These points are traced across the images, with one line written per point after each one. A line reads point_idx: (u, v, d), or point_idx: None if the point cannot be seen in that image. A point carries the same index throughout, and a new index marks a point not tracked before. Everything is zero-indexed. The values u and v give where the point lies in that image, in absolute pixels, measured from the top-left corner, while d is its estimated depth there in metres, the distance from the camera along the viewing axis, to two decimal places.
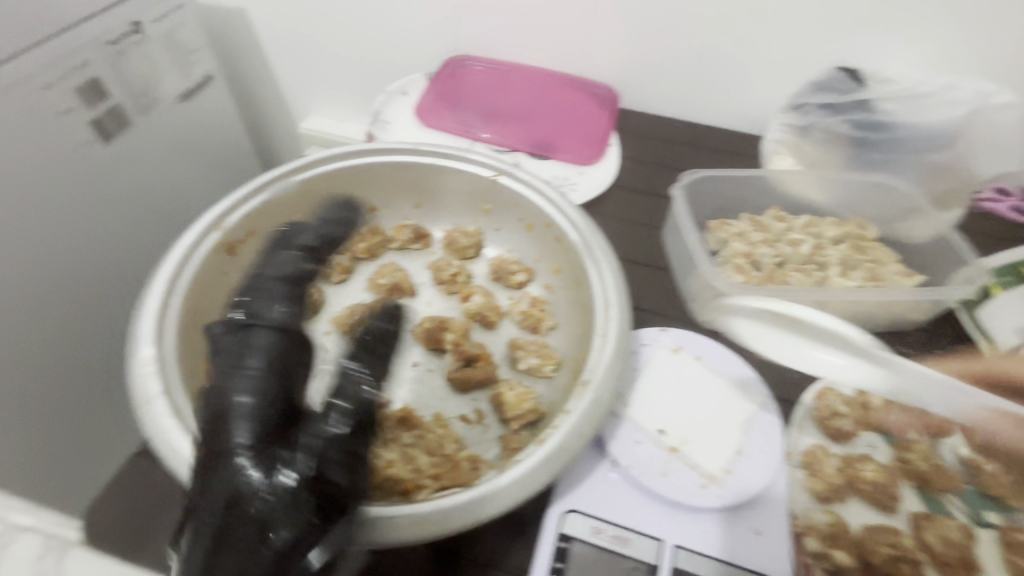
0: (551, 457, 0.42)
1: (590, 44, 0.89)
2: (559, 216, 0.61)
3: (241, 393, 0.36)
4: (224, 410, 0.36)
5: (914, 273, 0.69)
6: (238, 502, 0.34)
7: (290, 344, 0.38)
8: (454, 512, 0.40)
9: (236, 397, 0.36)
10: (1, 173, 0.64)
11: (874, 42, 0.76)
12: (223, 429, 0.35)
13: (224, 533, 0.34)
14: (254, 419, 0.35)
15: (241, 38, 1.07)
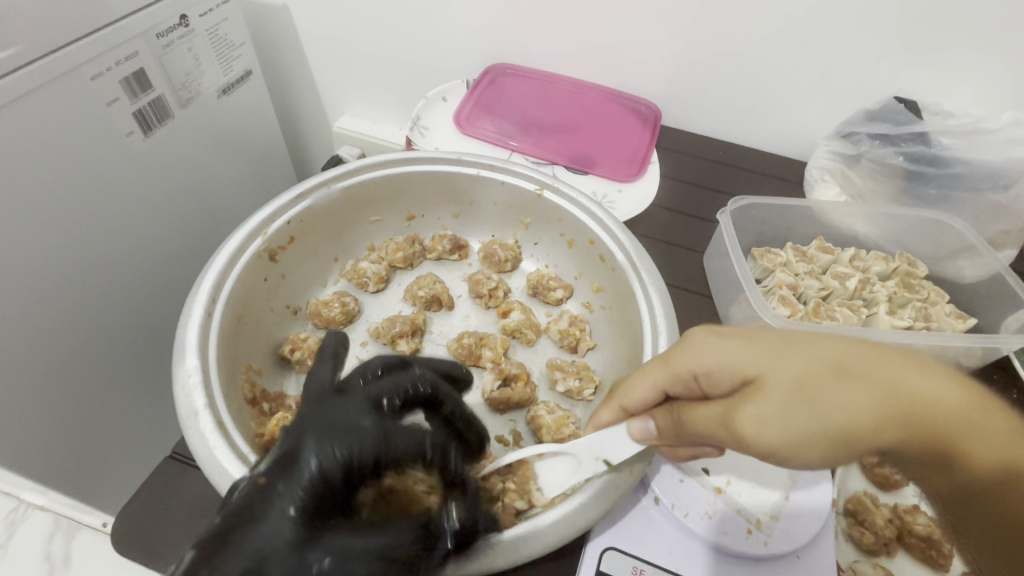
0: (599, 494, 0.42)
1: (634, 60, 0.88)
2: (604, 235, 0.59)
3: (354, 425, 0.39)
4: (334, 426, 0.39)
5: (968, 315, 0.66)
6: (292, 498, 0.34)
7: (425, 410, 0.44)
8: (502, 548, 0.39)
9: (355, 424, 0.39)
10: (56, 162, 0.64)
11: (932, 74, 0.74)
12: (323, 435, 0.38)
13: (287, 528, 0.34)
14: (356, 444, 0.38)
15: (280, 35, 1.07)
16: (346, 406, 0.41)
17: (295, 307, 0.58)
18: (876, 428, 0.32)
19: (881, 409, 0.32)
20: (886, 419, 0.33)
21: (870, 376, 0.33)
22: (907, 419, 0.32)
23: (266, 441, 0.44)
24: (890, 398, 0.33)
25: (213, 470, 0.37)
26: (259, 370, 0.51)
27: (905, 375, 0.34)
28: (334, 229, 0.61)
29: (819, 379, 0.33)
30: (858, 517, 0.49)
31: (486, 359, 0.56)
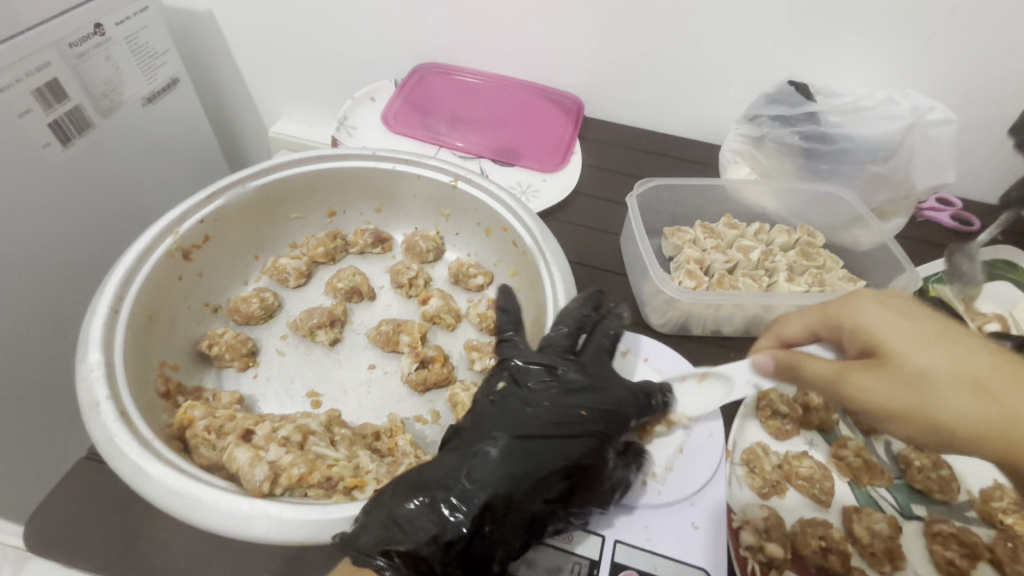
0: None
1: (554, 55, 0.91)
2: (515, 221, 0.63)
3: (585, 403, 0.47)
4: (505, 412, 0.46)
5: (857, 278, 0.72)
6: (517, 470, 0.42)
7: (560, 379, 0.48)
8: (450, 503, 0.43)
9: (591, 407, 0.47)
10: None
11: (822, 58, 0.79)
12: (515, 418, 0.45)
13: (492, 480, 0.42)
14: (591, 424, 0.46)
15: (207, 40, 1.06)
16: (589, 384, 0.49)
17: (215, 305, 0.60)
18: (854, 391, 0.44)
19: (902, 384, 0.42)
20: (874, 389, 0.42)
21: (938, 388, 0.41)
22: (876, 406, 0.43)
23: (176, 429, 0.46)
24: (897, 396, 0.42)
25: (113, 458, 0.39)
26: (174, 366, 0.53)
27: (879, 397, 0.42)
28: (251, 228, 0.63)
29: (879, 364, 0.43)
30: (751, 466, 0.53)
31: (404, 343, 0.58)
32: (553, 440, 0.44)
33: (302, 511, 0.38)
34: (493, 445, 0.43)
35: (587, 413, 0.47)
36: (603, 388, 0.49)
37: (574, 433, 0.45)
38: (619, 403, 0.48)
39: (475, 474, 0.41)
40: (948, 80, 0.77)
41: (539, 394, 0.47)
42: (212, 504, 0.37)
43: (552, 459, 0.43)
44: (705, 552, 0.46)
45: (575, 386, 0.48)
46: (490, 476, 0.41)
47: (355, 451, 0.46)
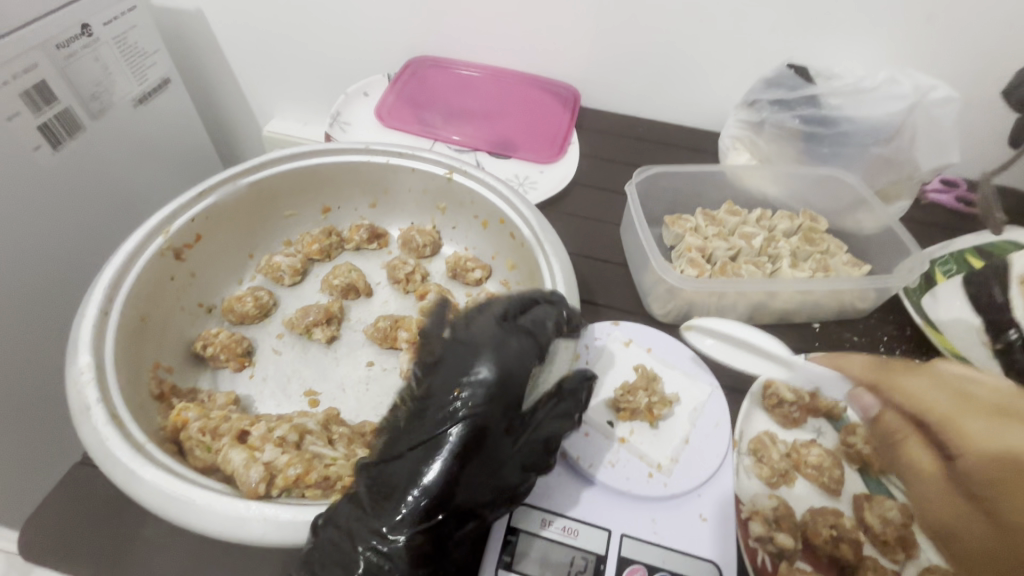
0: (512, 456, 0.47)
1: (549, 45, 0.90)
2: (512, 213, 0.62)
3: (471, 379, 0.40)
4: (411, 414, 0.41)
5: (862, 263, 0.71)
6: (427, 471, 0.37)
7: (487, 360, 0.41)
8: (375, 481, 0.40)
9: (480, 380, 0.40)
10: None
11: (821, 40, 0.78)
12: (416, 421, 0.40)
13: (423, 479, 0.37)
14: (483, 395, 0.40)
15: (198, 40, 1.05)
16: (469, 358, 0.42)
17: (209, 305, 0.59)
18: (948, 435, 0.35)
19: (998, 415, 0.34)
20: (965, 418, 0.35)
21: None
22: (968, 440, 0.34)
23: (170, 431, 0.45)
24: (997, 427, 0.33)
25: (104, 462, 0.38)
26: (168, 368, 0.52)
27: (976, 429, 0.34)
28: (244, 226, 0.62)
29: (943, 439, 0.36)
30: (758, 456, 0.52)
31: (402, 340, 0.57)
32: (454, 426, 0.38)
33: (300, 512, 0.37)
34: (400, 458, 0.39)
35: (478, 387, 0.40)
36: (483, 354, 0.42)
37: (465, 412, 0.39)
38: (501, 365, 0.41)
39: (389, 491, 0.37)
40: (952, 58, 0.75)
41: (432, 389, 0.41)
42: (207, 507, 0.37)
43: (455, 447, 0.38)
44: (713, 545, 0.46)
45: (457, 368, 0.42)
46: (407, 487, 0.37)
47: (354, 449, 0.45)
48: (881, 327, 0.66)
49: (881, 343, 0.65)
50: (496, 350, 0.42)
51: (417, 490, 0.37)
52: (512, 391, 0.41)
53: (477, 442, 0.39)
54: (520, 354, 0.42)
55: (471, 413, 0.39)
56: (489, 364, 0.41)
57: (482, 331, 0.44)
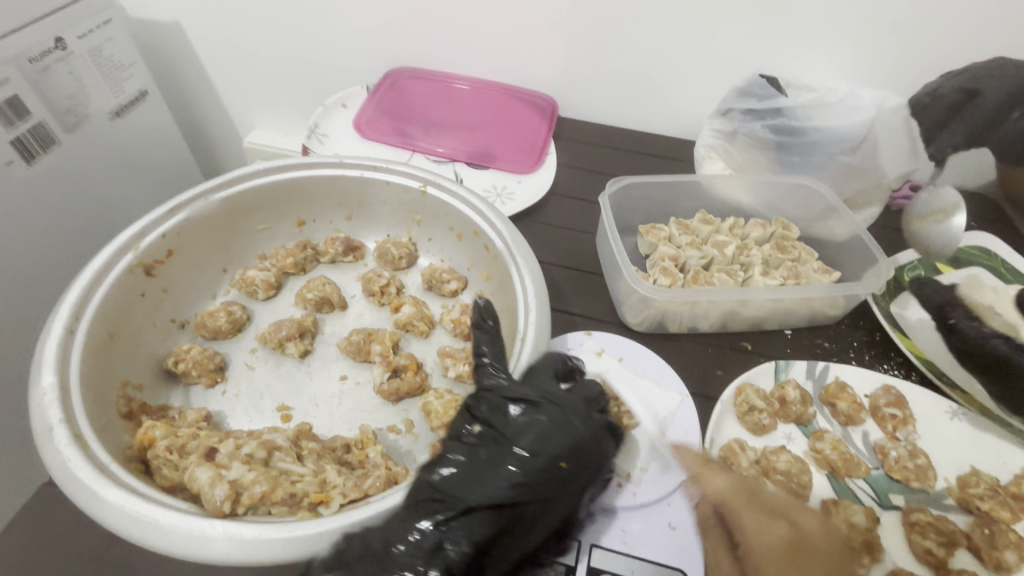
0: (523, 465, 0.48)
1: (526, 57, 0.91)
2: (485, 225, 0.62)
3: (549, 456, 0.43)
4: (477, 463, 0.42)
5: (832, 270, 0.72)
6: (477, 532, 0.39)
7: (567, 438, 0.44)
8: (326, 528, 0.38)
9: (560, 464, 0.43)
10: None
11: (790, 51, 0.80)
12: (484, 475, 0.41)
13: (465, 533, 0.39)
14: (561, 478, 0.43)
15: (176, 51, 1.04)
16: (554, 435, 0.44)
17: (181, 321, 0.59)
18: (785, 505, 0.46)
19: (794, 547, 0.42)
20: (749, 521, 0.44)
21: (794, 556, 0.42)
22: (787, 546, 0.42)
23: (137, 450, 0.45)
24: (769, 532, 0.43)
25: (67, 484, 0.38)
26: (138, 385, 0.52)
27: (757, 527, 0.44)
28: (216, 241, 0.62)
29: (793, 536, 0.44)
30: (728, 462, 0.53)
31: (375, 353, 0.57)
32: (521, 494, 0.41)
33: (263, 529, 0.37)
34: (466, 509, 0.40)
35: (564, 469, 0.43)
36: (583, 438, 0.45)
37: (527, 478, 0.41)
38: (581, 452, 0.44)
39: (454, 535, 0.38)
40: (915, 69, 0.78)
41: (507, 446, 0.43)
42: (169, 528, 0.36)
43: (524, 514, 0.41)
44: (679, 554, 0.47)
45: (541, 440, 0.43)
46: (465, 538, 0.38)
47: (322, 465, 0.45)
48: (851, 333, 0.68)
49: (851, 349, 0.66)
50: (568, 434, 0.44)
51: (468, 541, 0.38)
52: (584, 477, 0.44)
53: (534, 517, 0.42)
54: (598, 440, 0.46)
55: (547, 490, 0.42)
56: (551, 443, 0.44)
57: (576, 407, 0.47)
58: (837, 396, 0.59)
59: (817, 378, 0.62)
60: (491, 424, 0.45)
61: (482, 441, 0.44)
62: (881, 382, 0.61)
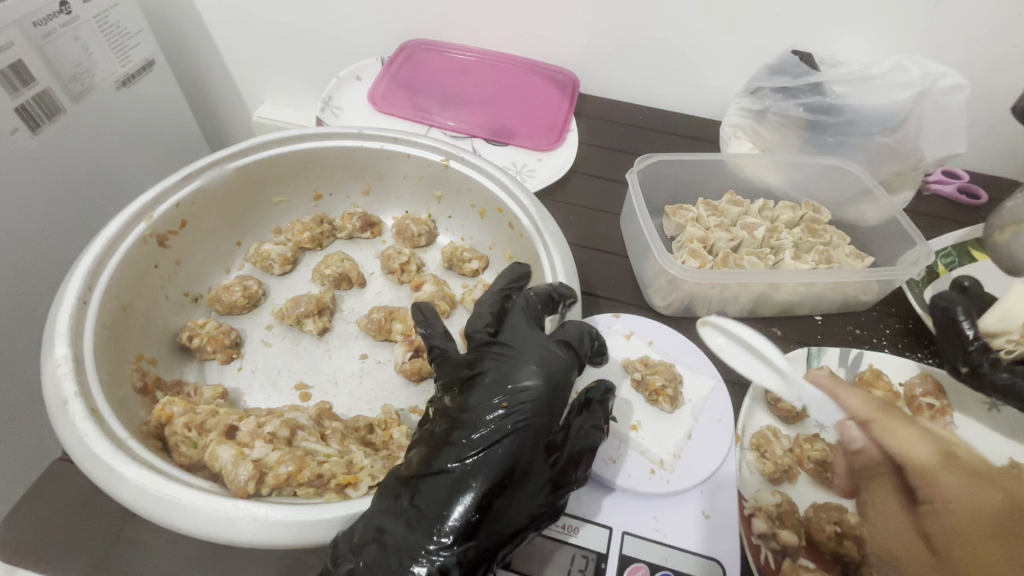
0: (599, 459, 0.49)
1: (548, 31, 0.87)
2: (511, 201, 0.60)
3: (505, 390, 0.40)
4: (447, 426, 0.40)
5: (866, 255, 0.69)
6: (474, 481, 0.36)
7: (547, 383, 0.40)
8: (296, 513, 0.35)
9: (528, 392, 0.40)
10: None
11: (826, 26, 0.76)
12: (454, 433, 0.39)
13: (448, 493, 0.36)
14: (529, 406, 0.39)
15: (183, 19, 1.01)
16: (528, 370, 0.41)
17: (195, 295, 0.57)
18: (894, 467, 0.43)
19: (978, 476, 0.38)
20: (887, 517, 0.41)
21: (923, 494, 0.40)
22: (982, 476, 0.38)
23: (154, 426, 0.43)
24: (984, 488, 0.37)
25: (83, 458, 0.36)
26: (153, 359, 0.50)
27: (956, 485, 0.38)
28: (229, 213, 0.59)
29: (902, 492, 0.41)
30: (761, 450, 0.51)
31: (397, 331, 0.55)
32: (500, 437, 0.38)
33: (290, 512, 0.35)
34: (442, 474, 0.37)
35: (529, 404, 0.39)
36: (538, 363, 0.41)
37: (516, 422, 0.38)
38: (550, 376, 0.41)
39: (435, 498, 0.36)
40: (958, 46, 0.74)
41: (471, 396, 0.41)
42: (192, 507, 0.35)
43: (511, 460, 0.37)
44: (717, 544, 0.45)
45: (500, 380, 0.40)
46: (453, 498, 0.36)
47: (347, 446, 0.44)
48: (885, 320, 0.65)
49: (883, 336, 0.64)
50: (535, 365, 0.41)
51: (460, 497, 0.36)
52: (556, 402, 0.40)
53: (525, 465, 0.38)
54: (553, 358, 0.42)
55: (515, 426, 0.38)
56: (525, 381, 0.40)
57: (518, 340, 0.44)
58: (872, 384, 0.57)
59: (850, 365, 0.60)
60: (455, 390, 0.42)
61: (448, 409, 0.41)
62: (918, 370, 0.59)
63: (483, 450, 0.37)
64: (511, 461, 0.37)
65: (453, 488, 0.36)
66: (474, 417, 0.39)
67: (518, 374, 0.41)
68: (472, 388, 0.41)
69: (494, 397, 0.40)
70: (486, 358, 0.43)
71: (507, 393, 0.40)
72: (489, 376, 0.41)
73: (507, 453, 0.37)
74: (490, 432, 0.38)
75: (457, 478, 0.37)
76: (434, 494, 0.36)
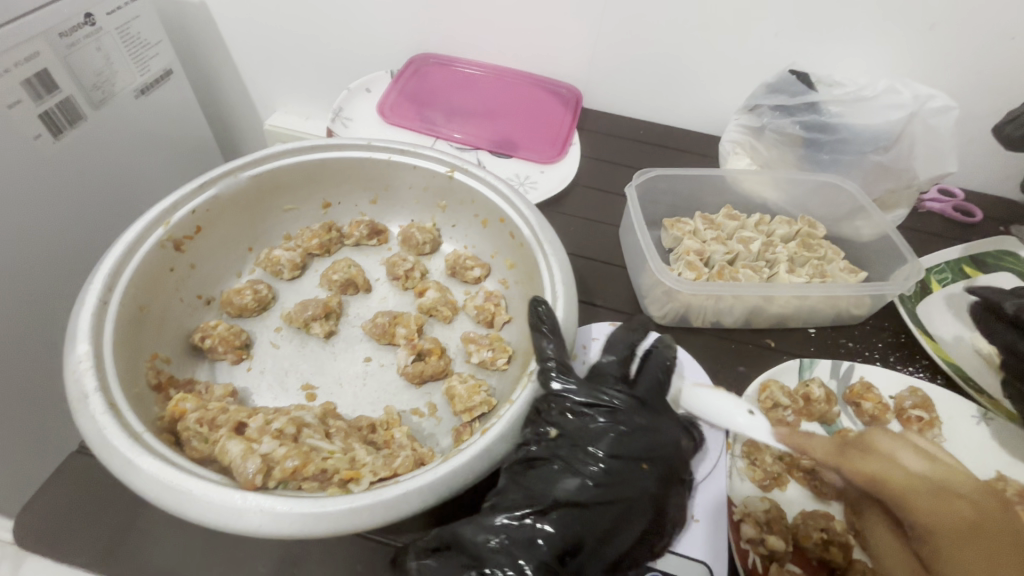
0: None
1: (552, 47, 0.90)
2: (512, 211, 0.62)
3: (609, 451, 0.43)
4: (554, 465, 0.43)
5: (859, 270, 0.71)
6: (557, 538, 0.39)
7: (640, 456, 0.43)
8: (300, 506, 0.37)
9: (644, 464, 0.43)
10: None
11: (821, 47, 0.79)
12: (544, 486, 0.42)
13: (534, 545, 0.39)
14: (620, 473, 0.42)
15: (200, 31, 1.04)
16: (627, 439, 0.44)
17: (208, 297, 0.59)
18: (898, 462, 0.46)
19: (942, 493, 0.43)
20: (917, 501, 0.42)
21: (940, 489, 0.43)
22: (942, 494, 0.42)
23: (167, 421, 0.45)
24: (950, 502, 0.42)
25: (101, 451, 0.38)
26: (166, 358, 0.52)
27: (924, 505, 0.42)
28: (243, 219, 0.62)
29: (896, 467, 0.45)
30: (752, 458, 0.53)
31: (400, 336, 0.57)
32: (601, 496, 0.41)
33: (296, 504, 0.37)
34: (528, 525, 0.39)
35: (622, 473, 0.42)
36: (654, 437, 0.45)
37: (604, 488, 0.42)
38: (645, 450, 0.44)
39: (517, 545, 0.38)
40: (952, 68, 0.76)
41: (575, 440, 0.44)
42: (202, 498, 0.37)
43: (596, 522, 0.40)
44: (704, 547, 0.47)
45: (596, 445, 0.43)
46: (543, 541, 0.39)
47: (350, 443, 0.46)
48: (877, 333, 0.67)
49: (875, 350, 0.65)
50: (632, 437, 0.44)
51: (543, 540, 0.39)
52: (648, 479, 0.43)
53: (607, 532, 0.40)
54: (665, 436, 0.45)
55: (620, 490, 0.42)
56: (620, 449, 0.43)
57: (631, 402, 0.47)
58: (862, 396, 0.59)
59: (842, 378, 0.61)
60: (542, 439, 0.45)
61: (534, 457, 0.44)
62: (908, 384, 0.60)
63: (569, 508, 0.40)
64: (595, 525, 0.40)
65: (538, 540, 0.39)
66: (566, 476, 0.42)
67: (615, 443, 0.44)
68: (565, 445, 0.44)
69: (587, 459, 0.43)
70: (582, 416, 0.45)
71: (601, 459, 0.43)
72: (583, 437, 0.44)
73: (592, 516, 0.40)
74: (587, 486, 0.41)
75: (543, 530, 0.39)
76: (517, 540, 0.39)
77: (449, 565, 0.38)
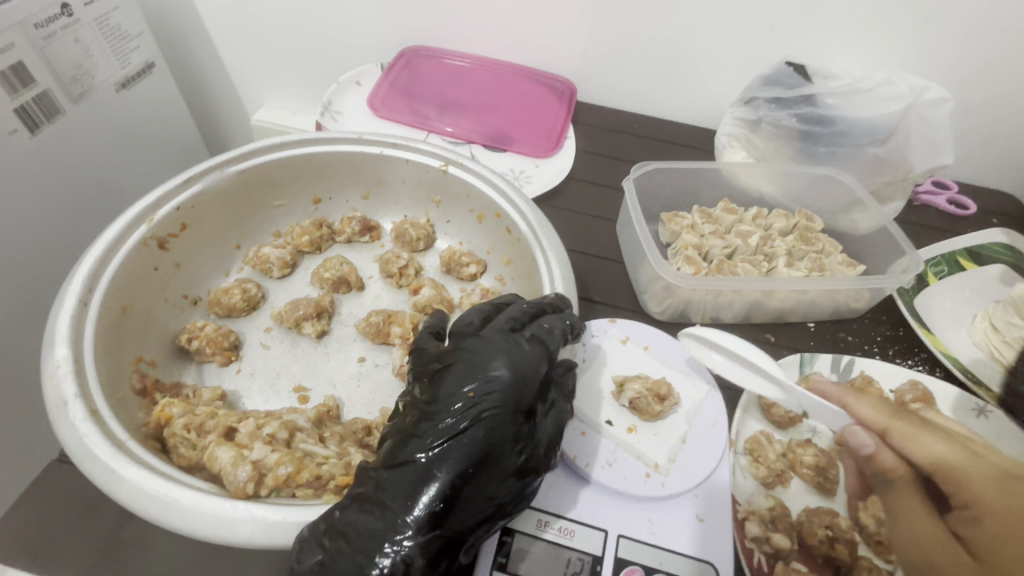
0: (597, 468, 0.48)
1: (547, 40, 0.88)
2: (509, 206, 0.60)
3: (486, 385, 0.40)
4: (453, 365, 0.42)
5: (858, 263, 0.70)
6: (446, 459, 0.37)
7: (512, 381, 0.40)
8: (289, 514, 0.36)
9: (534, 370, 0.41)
10: None
11: (817, 39, 0.78)
12: (421, 423, 0.39)
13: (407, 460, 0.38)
14: (499, 394, 0.39)
15: (183, 23, 1.01)
16: (519, 356, 0.41)
17: (194, 297, 0.57)
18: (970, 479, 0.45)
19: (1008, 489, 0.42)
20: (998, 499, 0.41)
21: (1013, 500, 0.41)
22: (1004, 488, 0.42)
23: (153, 428, 0.44)
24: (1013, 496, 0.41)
25: (82, 459, 0.37)
26: (151, 362, 0.50)
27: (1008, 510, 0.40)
28: (229, 216, 0.60)
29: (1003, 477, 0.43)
30: (755, 455, 0.52)
31: (395, 335, 0.55)
32: (476, 414, 0.38)
33: (288, 513, 0.36)
34: (410, 465, 0.37)
35: (499, 396, 0.39)
36: (482, 356, 0.41)
37: (491, 414, 0.38)
38: (516, 369, 0.40)
39: (410, 477, 0.37)
40: (947, 60, 0.75)
41: (440, 396, 0.40)
42: (190, 507, 0.35)
43: (471, 445, 0.37)
44: (713, 545, 0.45)
45: (470, 364, 0.41)
46: (436, 461, 0.37)
47: (345, 448, 0.44)
48: (875, 326, 0.67)
49: (874, 343, 0.65)
50: (502, 356, 0.41)
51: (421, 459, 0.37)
52: (523, 394, 0.40)
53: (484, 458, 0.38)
54: (534, 362, 0.42)
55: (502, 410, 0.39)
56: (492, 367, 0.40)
57: (496, 337, 0.43)
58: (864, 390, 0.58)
59: (842, 372, 0.60)
60: (426, 378, 0.43)
61: (416, 399, 0.42)
62: (908, 377, 0.60)
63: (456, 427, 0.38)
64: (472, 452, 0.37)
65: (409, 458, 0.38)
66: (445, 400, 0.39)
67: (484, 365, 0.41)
68: (461, 357, 0.42)
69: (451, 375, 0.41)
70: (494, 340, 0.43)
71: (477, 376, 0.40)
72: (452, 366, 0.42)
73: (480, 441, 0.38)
74: (447, 437, 0.38)
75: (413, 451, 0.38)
76: (409, 467, 0.37)
77: (403, 483, 0.37)
